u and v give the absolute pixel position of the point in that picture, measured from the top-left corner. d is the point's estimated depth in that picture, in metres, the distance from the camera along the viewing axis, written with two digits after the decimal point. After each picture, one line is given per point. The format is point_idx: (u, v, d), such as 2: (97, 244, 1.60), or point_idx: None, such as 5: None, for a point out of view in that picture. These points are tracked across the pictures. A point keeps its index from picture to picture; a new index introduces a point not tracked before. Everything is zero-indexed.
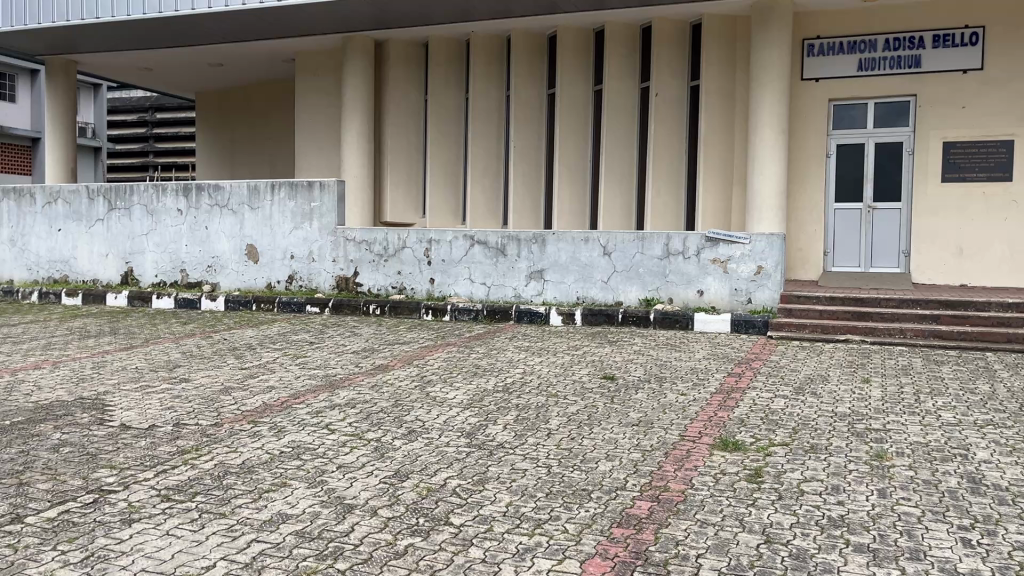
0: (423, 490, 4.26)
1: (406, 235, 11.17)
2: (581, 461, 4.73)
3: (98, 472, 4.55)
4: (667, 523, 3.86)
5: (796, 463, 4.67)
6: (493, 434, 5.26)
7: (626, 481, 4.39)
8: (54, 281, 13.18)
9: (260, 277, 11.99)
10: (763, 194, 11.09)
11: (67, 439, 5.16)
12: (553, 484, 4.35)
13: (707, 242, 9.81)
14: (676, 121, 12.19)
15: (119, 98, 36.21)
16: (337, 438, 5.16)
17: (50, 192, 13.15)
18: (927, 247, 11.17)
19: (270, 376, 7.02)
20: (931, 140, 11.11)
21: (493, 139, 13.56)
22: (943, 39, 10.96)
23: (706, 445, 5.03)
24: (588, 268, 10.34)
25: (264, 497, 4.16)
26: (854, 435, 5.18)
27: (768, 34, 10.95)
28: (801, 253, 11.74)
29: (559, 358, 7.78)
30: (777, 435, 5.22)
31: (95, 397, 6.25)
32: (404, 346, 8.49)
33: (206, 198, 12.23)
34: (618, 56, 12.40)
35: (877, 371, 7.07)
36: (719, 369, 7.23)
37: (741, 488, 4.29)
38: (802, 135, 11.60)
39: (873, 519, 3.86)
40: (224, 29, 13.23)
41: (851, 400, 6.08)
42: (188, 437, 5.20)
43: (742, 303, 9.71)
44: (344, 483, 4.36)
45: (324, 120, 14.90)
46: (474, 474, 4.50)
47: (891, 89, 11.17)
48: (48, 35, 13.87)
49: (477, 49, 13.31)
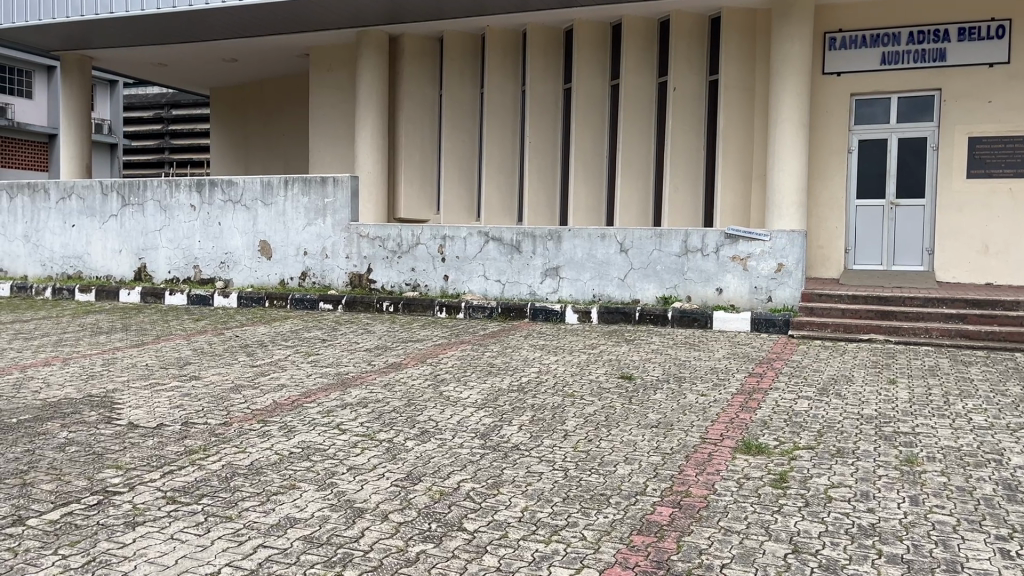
0: (436, 494, 4.12)
1: (420, 231, 11.04)
2: (599, 465, 4.57)
3: (104, 473, 4.44)
4: (690, 530, 3.70)
5: (822, 467, 4.51)
6: (508, 435, 5.11)
7: (646, 486, 4.24)
8: (68, 276, 13.14)
9: (273, 273, 11.91)
10: (783, 190, 10.88)
11: (74, 438, 5.06)
12: (570, 489, 4.20)
13: (726, 239, 9.63)
14: (694, 116, 12.01)
15: (135, 94, 36.34)
16: (348, 439, 5.03)
17: (64, 187, 13.09)
18: (952, 246, 10.93)
19: (281, 374, 6.89)
20: (956, 135, 10.86)
21: (508, 135, 13.42)
22: (969, 32, 10.69)
23: (728, 448, 4.87)
24: (605, 265, 10.18)
25: (272, 500, 4.03)
26: (882, 439, 5.00)
27: (789, 27, 10.75)
28: (821, 251, 11.53)
29: (576, 357, 7.62)
30: (801, 438, 5.05)
31: (104, 395, 6.15)
32: (417, 344, 8.35)
33: (219, 194, 12.15)
34: (636, 51, 12.23)
35: (903, 372, 6.87)
36: (740, 369, 7.06)
37: (766, 494, 4.12)
38: (823, 131, 11.40)
39: (906, 529, 3.68)
40: (237, 23, 13.11)
41: (877, 402, 5.89)
42: (196, 437, 5.08)
43: (762, 301, 9.52)
44: (355, 486, 4.22)
45: (339, 115, 14.80)
46: (489, 477, 4.36)
47: (915, 84, 10.94)
48: (62, 30, 13.82)
49: (493, 43, 13.16)
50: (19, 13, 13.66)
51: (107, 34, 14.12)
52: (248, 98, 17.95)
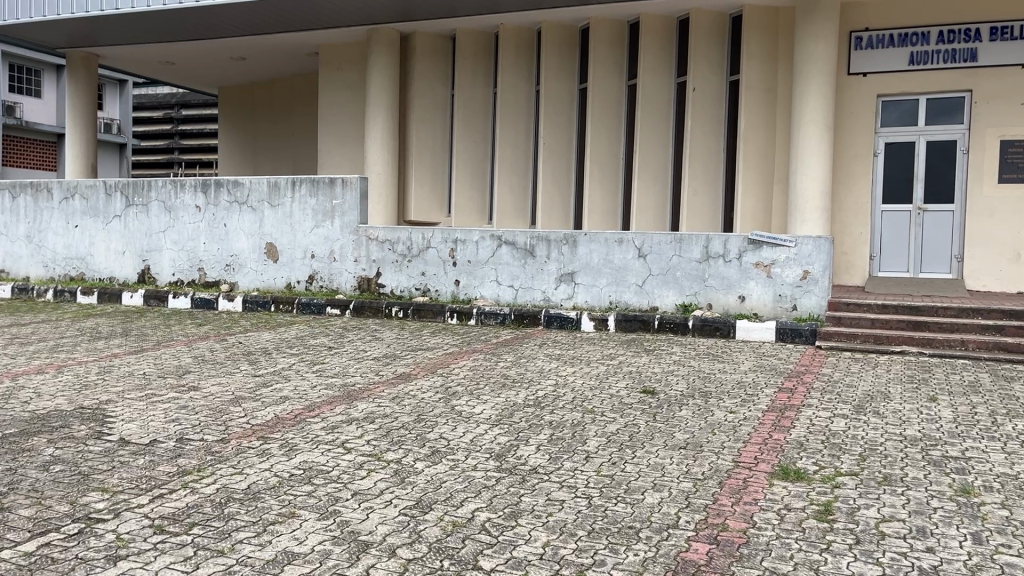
0: (448, 525, 3.75)
1: (430, 234, 10.71)
2: (626, 492, 4.20)
3: (89, 497, 4.09)
4: (730, 572, 3.33)
5: (869, 498, 4.11)
6: (525, 457, 4.75)
7: (678, 518, 3.86)
8: (70, 278, 12.84)
9: (280, 276, 11.58)
10: (807, 195, 10.49)
11: (59, 456, 4.72)
12: (595, 520, 3.83)
13: (749, 245, 9.24)
14: (714, 116, 11.62)
15: (146, 94, 36.30)
16: (354, 459, 4.67)
17: (67, 186, 12.80)
18: (983, 252, 10.51)
19: (284, 385, 6.53)
20: (986, 138, 10.45)
21: (521, 135, 13.05)
22: (1001, 31, 10.26)
23: (763, 473, 4.49)
24: (622, 271, 9.80)
25: (269, 531, 3.68)
26: (932, 465, 4.60)
27: (814, 24, 10.36)
28: (845, 257, 11.14)
29: (594, 368, 7.25)
30: (842, 463, 4.65)
31: (96, 407, 5.81)
32: (426, 352, 8.01)
33: (225, 194, 11.83)
34: (653, 49, 11.86)
35: (943, 389, 6.45)
36: (768, 384, 6.66)
37: (811, 529, 3.73)
38: (848, 133, 11.03)
39: (972, 572, 3.30)
40: (246, 19, 12.76)
41: (920, 422, 5.48)
42: (190, 455, 4.74)
43: (787, 310, 9.12)
44: (361, 515, 3.86)
45: (347, 114, 14.46)
46: (505, 506, 3.99)
47: (945, 84, 10.52)
48: (66, 26, 13.49)
49: (507, 42, 12.82)
50: (25, 9, 13.37)
51: (113, 30, 13.80)
52: (257, 97, 17.67)
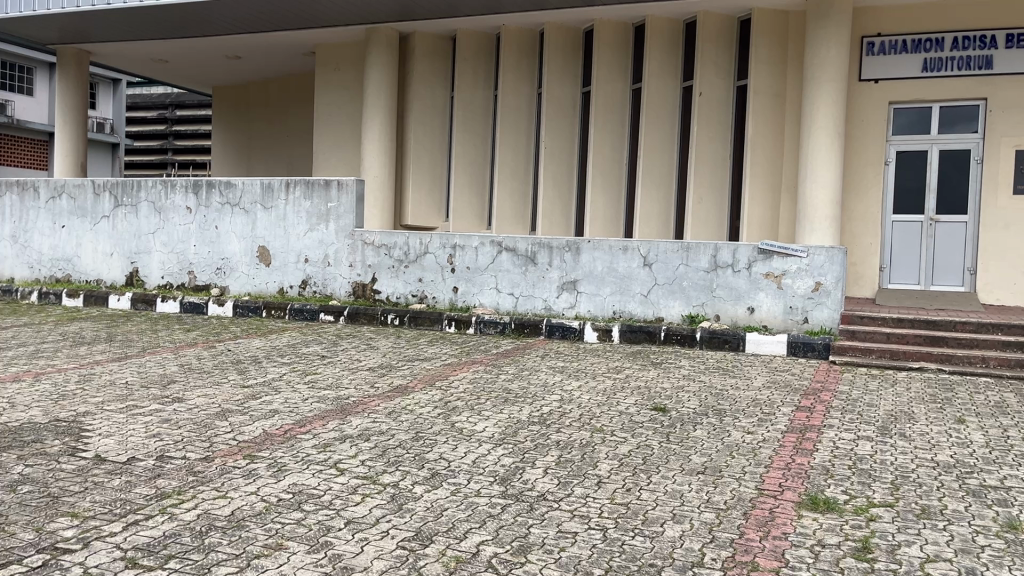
0: (451, 561, 3.40)
1: (429, 239, 10.36)
2: (643, 524, 3.86)
3: (56, 523, 3.73)
4: None
5: (909, 533, 3.77)
6: (531, 481, 4.40)
7: (703, 555, 3.52)
8: (56, 280, 12.45)
9: (271, 281, 11.21)
10: (815, 204, 10.18)
11: (28, 474, 4.35)
12: (612, 558, 3.48)
13: (759, 254, 8.92)
14: (720, 122, 11.32)
15: (140, 95, 36.03)
16: (347, 482, 4.31)
17: (54, 186, 12.42)
18: (996, 265, 10.20)
19: (274, 398, 6.16)
20: (1001, 147, 10.16)
21: (523, 138, 12.72)
22: (1017, 38, 9.97)
23: (790, 503, 4.15)
24: (627, 280, 9.48)
25: (253, 566, 3.32)
26: (971, 496, 4.27)
27: (827, 29, 10.03)
28: (855, 268, 10.82)
29: (600, 383, 6.88)
30: (874, 492, 4.31)
31: (72, 420, 5.43)
32: (425, 363, 7.66)
33: (217, 196, 11.48)
34: (659, 52, 11.55)
35: (970, 410, 6.11)
36: (785, 402, 6.32)
37: (851, 570, 3.39)
38: (859, 140, 10.73)
39: None
40: (240, 16, 12.40)
41: (951, 447, 5.15)
42: (171, 476, 4.38)
43: (797, 322, 8.79)
44: (354, 548, 3.51)
45: (343, 116, 14.10)
46: (513, 540, 3.64)
47: (960, 92, 10.22)
48: (56, 21, 13.12)
49: (508, 43, 12.50)
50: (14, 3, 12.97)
51: (104, 26, 13.41)
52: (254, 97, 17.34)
